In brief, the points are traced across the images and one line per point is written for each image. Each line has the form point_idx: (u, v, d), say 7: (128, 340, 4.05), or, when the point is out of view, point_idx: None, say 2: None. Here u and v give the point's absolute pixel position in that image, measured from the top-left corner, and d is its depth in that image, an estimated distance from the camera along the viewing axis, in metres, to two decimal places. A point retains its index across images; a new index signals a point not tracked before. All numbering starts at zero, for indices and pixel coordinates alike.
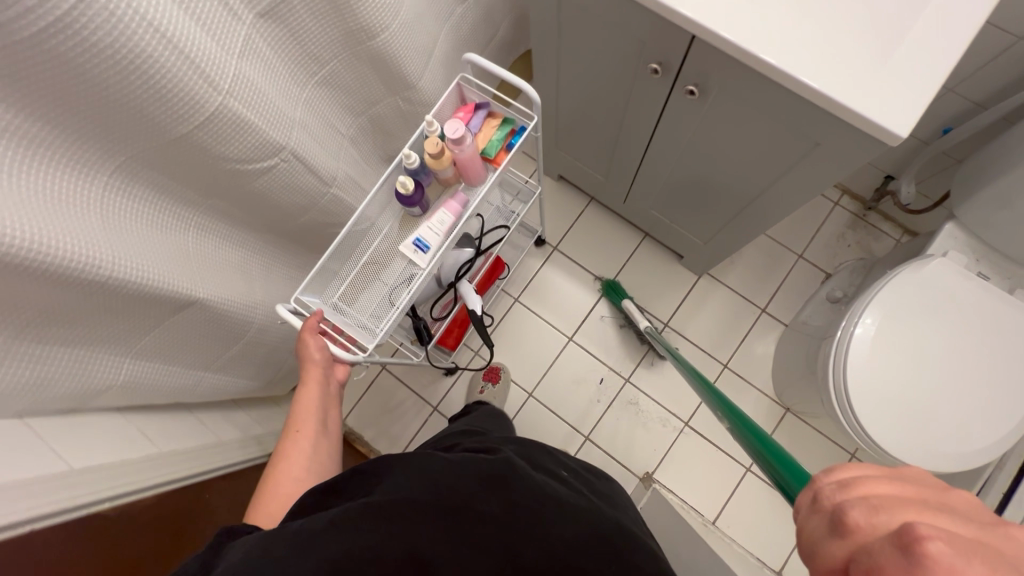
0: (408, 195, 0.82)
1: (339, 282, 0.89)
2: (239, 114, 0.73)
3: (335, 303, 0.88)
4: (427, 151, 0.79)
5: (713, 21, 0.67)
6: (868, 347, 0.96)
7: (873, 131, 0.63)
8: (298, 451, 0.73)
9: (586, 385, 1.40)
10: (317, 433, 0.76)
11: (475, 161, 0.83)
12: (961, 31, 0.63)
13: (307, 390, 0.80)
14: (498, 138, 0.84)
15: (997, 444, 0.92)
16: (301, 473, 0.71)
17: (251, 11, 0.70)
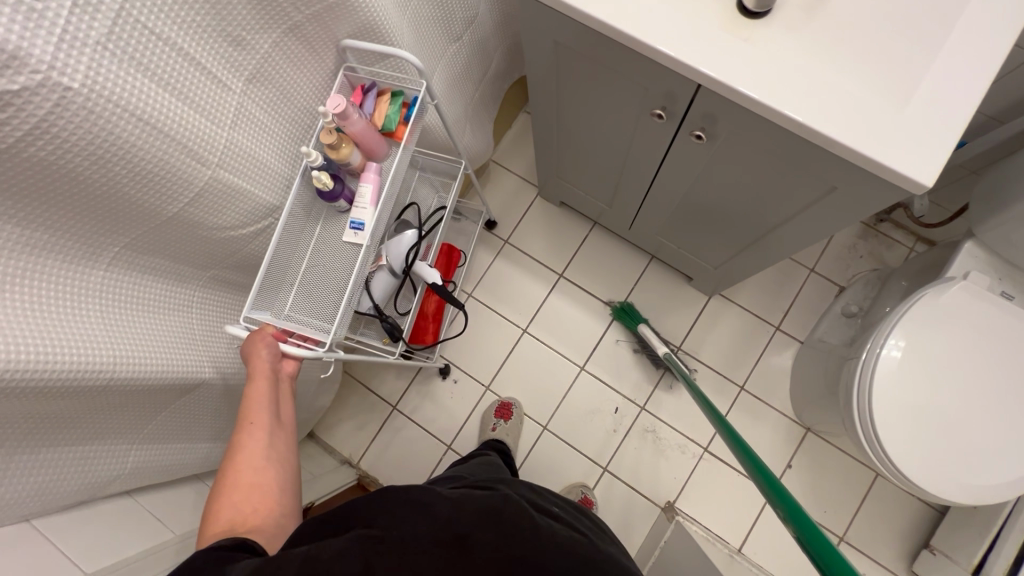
0: (329, 190, 0.75)
1: (288, 288, 0.79)
2: (231, 185, 0.69)
3: (287, 315, 0.77)
4: (323, 143, 0.73)
5: (719, 72, 0.64)
6: (894, 368, 0.93)
7: (895, 180, 0.60)
8: (251, 453, 0.61)
9: (602, 414, 1.37)
10: (272, 423, 0.65)
11: (373, 136, 0.76)
12: (983, 68, 0.60)
13: (256, 389, 0.67)
14: (393, 112, 0.77)
15: (1012, 482, 0.89)
16: (263, 467, 0.60)
17: (240, 79, 0.66)
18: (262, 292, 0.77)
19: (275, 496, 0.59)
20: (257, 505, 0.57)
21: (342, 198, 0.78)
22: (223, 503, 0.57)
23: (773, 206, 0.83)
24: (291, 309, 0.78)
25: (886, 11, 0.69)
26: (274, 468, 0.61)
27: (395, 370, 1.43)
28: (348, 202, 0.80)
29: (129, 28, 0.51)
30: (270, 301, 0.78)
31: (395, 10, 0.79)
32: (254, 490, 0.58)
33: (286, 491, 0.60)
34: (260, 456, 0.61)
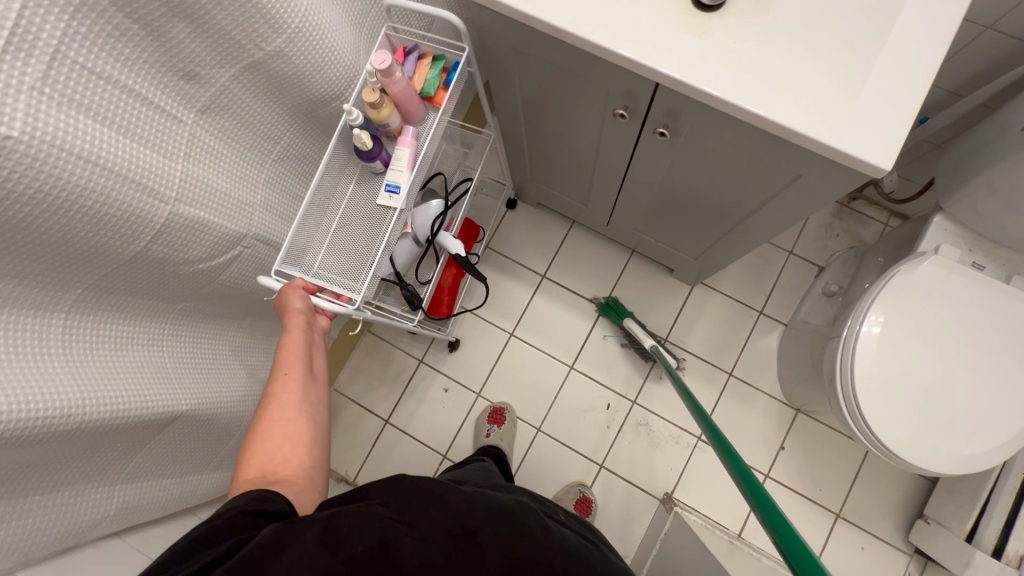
0: (368, 149, 0.75)
1: (316, 248, 0.78)
2: (192, 219, 0.68)
3: (316, 271, 0.77)
4: (365, 101, 0.72)
5: (676, 71, 0.64)
6: (874, 344, 0.94)
7: (855, 166, 0.61)
8: (287, 397, 0.62)
9: (595, 411, 1.37)
10: (305, 376, 0.65)
11: (413, 98, 0.76)
12: (933, 46, 0.61)
13: (290, 340, 0.67)
14: (433, 76, 0.78)
15: (997, 450, 0.90)
16: (294, 419, 0.61)
17: (192, 110, 0.65)
18: (293, 247, 0.77)
19: (307, 448, 0.59)
20: (294, 450, 0.58)
21: (380, 160, 0.77)
22: (257, 451, 0.58)
23: (744, 195, 0.84)
24: (321, 267, 0.77)
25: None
26: (306, 420, 0.61)
27: (385, 384, 1.42)
28: (385, 164, 0.79)
29: (67, 69, 0.50)
30: (301, 255, 0.78)
31: (347, 30, 0.79)
32: (289, 437, 0.59)
33: (318, 442, 0.61)
34: (293, 407, 0.61)
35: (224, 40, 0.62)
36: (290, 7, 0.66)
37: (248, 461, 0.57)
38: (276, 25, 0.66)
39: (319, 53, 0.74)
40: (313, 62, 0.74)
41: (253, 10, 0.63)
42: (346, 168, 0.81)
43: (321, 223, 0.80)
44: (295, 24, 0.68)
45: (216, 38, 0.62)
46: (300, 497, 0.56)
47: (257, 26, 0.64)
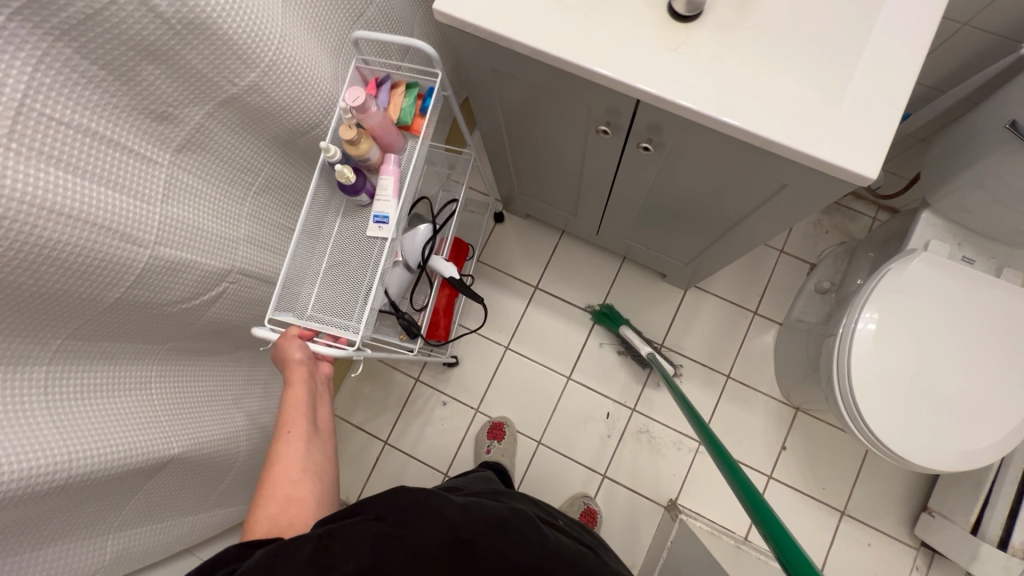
0: (351, 184, 0.74)
1: (309, 288, 0.77)
2: (174, 260, 0.67)
3: (310, 314, 0.76)
4: (343, 138, 0.71)
5: (656, 87, 0.64)
6: (871, 340, 0.94)
7: (841, 176, 0.61)
8: (291, 457, 0.60)
9: (594, 421, 1.36)
10: (308, 431, 0.63)
11: (391, 129, 0.75)
12: (915, 52, 0.61)
13: (292, 393, 0.66)
14: (409, 105, 0.76)
15: (995, 446, 0.90)
16: (298, 480, 0.59)
17: (167, 150, 0.63)
18: (285, 292, 0.76)
19: (312, 509, 0.58)
20: (300, 512, 0.57)
21: (364, 192, 0.76)
22: (261, 514, 0.56)
23: (731, 203, 0.83)
24: (315, 309, 0.76)
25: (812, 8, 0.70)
26: (311, 480, 0.60)
27: (382, 405, 1.41)
28: (370, 196, 0.78)
29: (33, 122, 0.49)
30: (295, 299, 0.77)
31: (321, 58, 0.78)
32: (294, 498, 0.58)
33: (323, 500, 0.59)
34: (298, 465, 0.60)
35: (195, 78, 0.61)
36: (260, 40, 0.65)
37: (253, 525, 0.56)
38: (247, 59, 0.65)
39: (293, 83, 0.73)
40: (287, 93, 0.73)
41: (223, 45, 0.61)
42: (331, 203, 0.80)
43: (312, 260, 0.79)
44: (266, 57, 0.67)
45: (186, 76, 0.60)
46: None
47: (228, 61, 0.63)
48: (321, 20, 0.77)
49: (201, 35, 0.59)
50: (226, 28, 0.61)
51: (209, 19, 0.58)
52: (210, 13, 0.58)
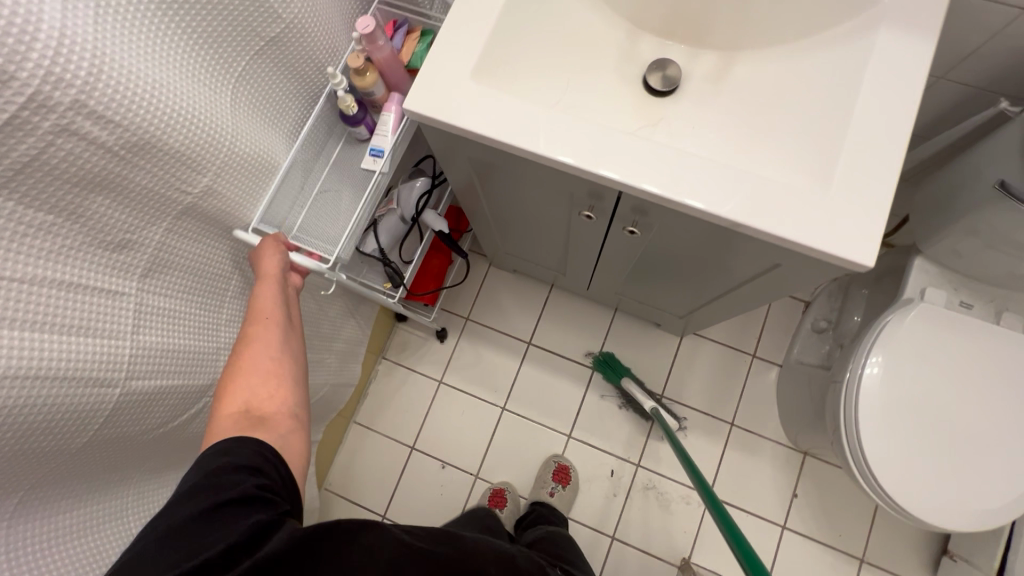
0: (351, 115, 0.76)
1: (298, 210, 0.78)
2: (148, 389, 0.63)
3: (296, 232, 0.76)
4: (350, 66, 0.72)
5: (622, 175, 0.62)
6: (877, 390, 0.92)
7: (837, 264, 0.59)
8: (262, 343, 0.60)
9: (598, 480, 1.32)
10: (284, 321, 0.63)
11: (399, 70, 0.77)
12: (899, 127, 0.59)
13: (262, 291, 0.65)
14: (421, 51, 0.79)
15: (1009, 504, 0.87)
16: (275, 367, 0.59)
17: (132, 278, 0.60)
18: (274, 210, 0.76)
19: (289, 393, 0.57)
20: (272, 392, 0.57)
21: (364, 125, 0.78)
22: (233, 392, 0.56)
23: (723, 271, 0.81)
24: (300, 231, 0.76)
25: (789, 89, 0.70)
26: (285, 366, 0.59)
27: (379, 477, 1.36)
28: (369, 130, 0.79)
29: None
30: (279, 218, 0.76)
31: (278, 147, 0.76)
32: (265, 381, 0.57)
33: (298, 384, 0.59)
34: (268, 352, 0.59)
35: (148, 200, 0.58)
36: (210, 146, 0.63)
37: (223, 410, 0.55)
38: (199, 167, 0.62)
39: (249, 177, 0.71)
40: (245, 188, 0.71)
41: (173, 160, 0.59)
42: None
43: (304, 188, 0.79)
44: (218, 160, 0.65)
45: (139, 201, 0.57)
46: (289, 438, 0.53)
47: (181, 174, 0.61)
48: (280, 111, 0.75)
49: (149, 156, 0.56)
50: (175, 144, 0.58)
51: (154, 139, 0.56)
52: (155, 132, 0.56)
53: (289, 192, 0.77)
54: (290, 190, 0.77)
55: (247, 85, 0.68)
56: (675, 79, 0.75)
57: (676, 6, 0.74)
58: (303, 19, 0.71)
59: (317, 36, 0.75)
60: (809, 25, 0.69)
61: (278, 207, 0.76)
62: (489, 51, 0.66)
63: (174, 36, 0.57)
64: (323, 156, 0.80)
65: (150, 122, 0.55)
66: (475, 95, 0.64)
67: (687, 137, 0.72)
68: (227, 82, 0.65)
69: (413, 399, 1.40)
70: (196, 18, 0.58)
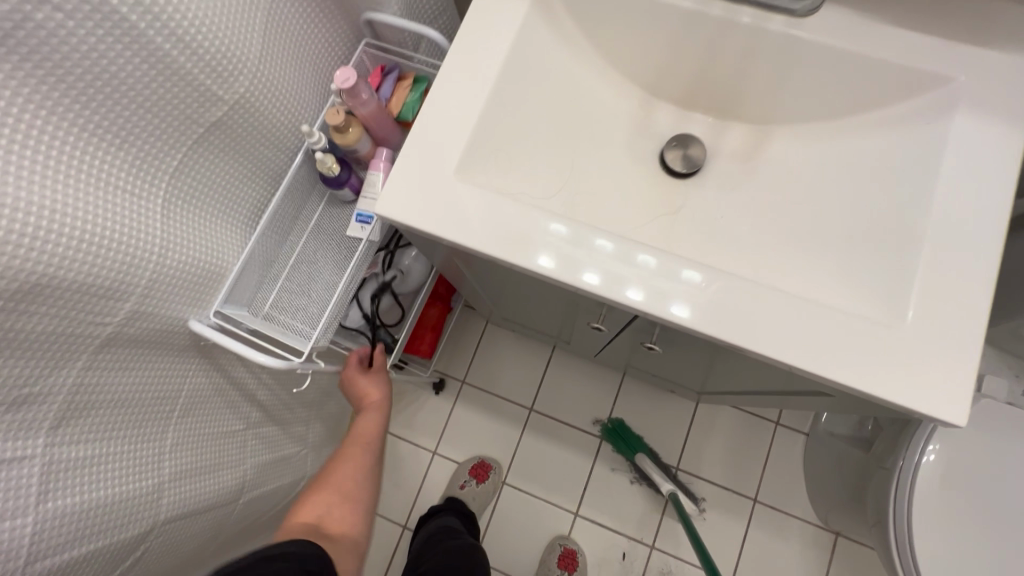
0: (334, 176, 0.64)
1: (271, 284, 0.67)
2: (58, 564, 0.51)
3: (265, 312, 0.66)
4: (329, 124, 0.61)
5: (646, 297, 0.49)
6: (931, 493, 0.80)
7: (915, 416, 0.47)
8: (341, 477, 0.68)
9: (609, 564, 1.20)
10: (370, 454, 0.73)
11: (387, 122, 0.65)
12: (984, 245, 0.47)
13: (365, 419, 0.76)
14: (414, 100, 0.67)
15: None
16: (337, 502, 0.65)
17: (38, 434, 0.48)
18: (241, 285, 0.64)
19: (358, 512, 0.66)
20: (331, 515, 0.64)
21: (349, 187, 0.66)
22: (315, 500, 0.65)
23: (756, 377, 0.69)
24: (272, 308, 0.66)
25: (838, 176, 0.58)
26: (349, 501, 0.66)
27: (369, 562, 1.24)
28: (355, 191, 0.68)
29: None
30: (250, 296, 0.66)
31: (228, 240, 0.63)
32: (335, 502, 0.65)
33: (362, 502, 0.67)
34: (340, 488, 0.67)
35: (50, 343, 0.47)
36: (131, 264, 0.51)
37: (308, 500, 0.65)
38: (116, 292, 0.50)
39: (193, 286, 0.59)
40: (186, 299, 0.58)
41: (81, 293, 0.47)
42: None
43: (280, 255, 0.68)
44: (144, 278, 0.53)
45: (33, 346, 0.45)
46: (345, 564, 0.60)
47: (92, 305, 0.49)
48: (229, 198, 0.62)
49: (44, 297, 0.44)
50: (79, 273, 0.46)
51: (50, 276, 0.44)
52: (50, 271, 0.44)
53: (247, 283, 0.65)
54: (248, 282, 0.65)
55: (186, 179, 0.56)
56: (697, 161, 0.64)
57: (699, 74, 0.63)
58: (253, 95, 0.58)
59: (273, 110, 0.62)
60: (861, 101, 0.58)
61: (248, 288, 0.66)
62: (474, 144, 0.55)
63: (69, 142, 0.44)
64: (295, 234, 0.69)
65: (39, 258, 0.43)
66: (459, 199, 0.53)
67: (713, 231, 0.61)
68: (154, 181, 0.53)
69: (405, 472, 1.28)
70: (91, 115, 0.45)
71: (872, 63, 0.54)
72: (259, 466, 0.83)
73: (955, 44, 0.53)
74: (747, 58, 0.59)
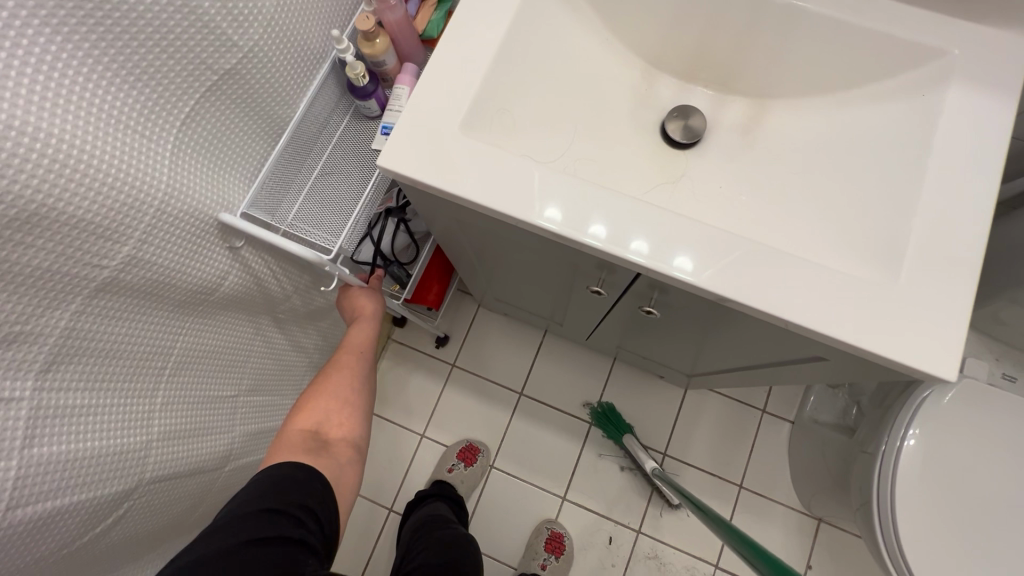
0: (361, 86, 0.63)
1: (296, 192, 0.65)
2: (42, 515, 0.50)
3: (290, 221, 0.63)
4: (359, 29, 0.60)
5: (651, 252, 0.50)
6: (917, 473, 0.81)
7: (910, 375, 0.48)
8: (335, 387, 0.69)
9: (595, 548, 1.20)
10: (367, 366, 0.74)
11: (412, 37, 0.66)
12: (979, 209, 0.48)
13: (359, 328, 0.75)
14: (439, 18, 0.69)
15: None
16: (335, 411, 0.67)
17: (28, 377, 0.47)
18: (267, 192, 0.63)
19: (354, 420, 0.68)
20: (324, 425, 0.65)
21: (376, 100, 0.65)
22: (309, 411, 0.66)
23: (747, 350, 0.69)
24: (296, 217, 0.64)
25: (835, 148, 0.60)
26: (348, 407, 0.68)
27: (353, 546, 1.22)
28: (380, 106, 0.67)
29: None
30: (278, 202, 0.64)
31: (231, 194, 0.62)
32: (328, 412, 0.67)
33: (356, 413, 0.69)
34: (333, 398, 0.68)
35: (48, 282, 0.45)
36: (130, 206, 0.50)
37: (302, 412, 0.66)
38: (114, 234, 0.49)
39: (191, 238, 0.57)
40: (186, 251, 0.57)
41: (79, 231, 0.46)
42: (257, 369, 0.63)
43: (302, 169, 0.67)
44: (143, 222, 0.52)
45: (34, 285, 0.44)
46: (342, 472, 0.62)
47: (90, 245, 0.47)
48: (237, 153, 0.62)
49: (44, 230, 0.43)
50: (76, 208, 0.45)
51: (50, 208, 0.43)
52: (52, 202, 0.43)
53: (266, 194, 0.64)
54: (263, 198, 0.63)
55: (195, 128, 0.55)
56: (698, 131, 0.65)
57: (703, 46, 0.64)
58: (264, 46, 0.58)
59: (281, 62, 0.61)
60: (861, 78, 0.59)
61: (273, 195, 0.64)
62: (482, 100, 0.55)
63: (94, 80, 0.44)
64: (316, 153, 0.68)
65: (37, 192, 0.42)
66: (473, 155, 0.52)
67: (713, 200, 0.62)
68: (163, 126, 0.52)
69: (393, 455, 1.27)
70: (112, 51, 0.45)
71: (873, 37, 0.56)
72: (247, 436, 0.82)
73: (953, 21, 0.55)
74: (753, 30, 0.60)
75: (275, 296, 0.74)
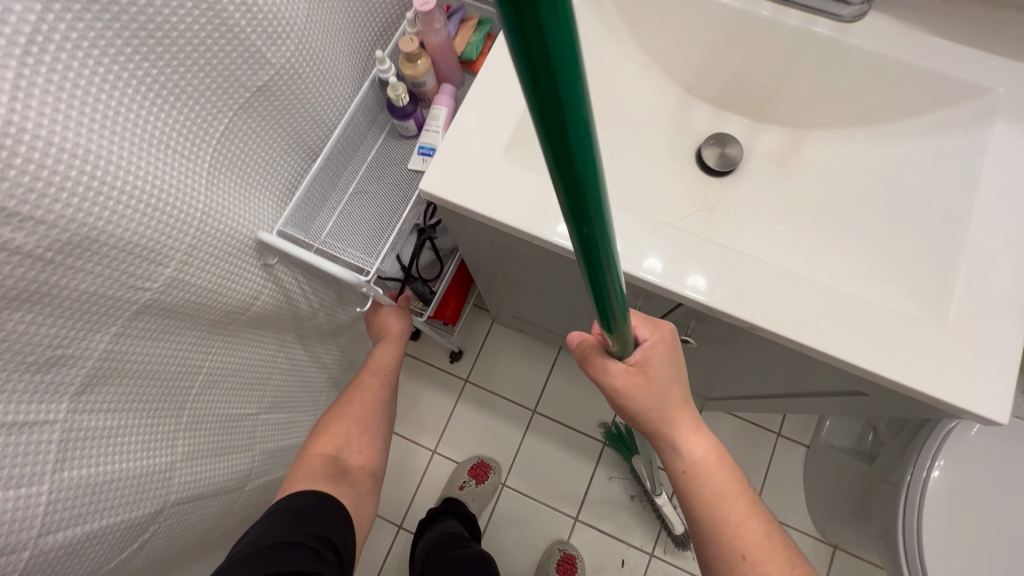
0: (401, 106, 0.63)
1: (330, 210, 0.65)
2: (71, 538, 0.49)
3: (323, 239, 0.63)
4: (402, 50, 0.61)
5: (665, 271, 0.50)
6: (941, 504, 0.80)
7: (955, 413, 0.47)
8: (356, 409, 0.69)
9: (607, 570, 1.18)
10: (388, 389, 0.74)
11: (451, 59, 0.66)
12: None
13: (384, 348, 0.76)
14: (477, 40, 0.68)
15: None
16: (356, 434, 0.68)
17: (63, 399, 0.46)
18: (303, 208, 0.63)
19: (373, 446, 0.68)
20: (343, 449, 0.65)
21: (414, 119, 0.65)
22: (329, 433, 0.66)
23: (780, 381, 0.69)
24: (330, 235, 0.64)
25: (875, 181, 0.59)
26: (369, 431, 0.69)
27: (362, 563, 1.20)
28: (418, 126, 0.67)
29: None
30: (313, 218, 0.64)
31: (265, 211, 0.62)
32: (349, 436, 0.67)
33: (376, 439, 0.69)
34: (354, 421, 0.68)
35: (87, 304, 0.45)
36: (171, 226, 0.49)
37: (323, 433, 0.66)
38: (156, 255, 0.49)
39: (228, 258, 0.57)
40: (224, 271, 0.57)
41: (121, 252, 0.45)
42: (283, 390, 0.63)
43: (336, 187, 0.67)
44: (184, 242, 0.51)
45: (74, 307, 0.44)
46: (361, 500, 0.62)
47: (132, 266, 0.47)
48: (267, 169, 0.61)
49: (86, 252, 0.43)
50: (119, 231, 0.45)
51: (92, 232, 0.42)
52: (92, 224, 0.42)
53: (303, 211, 0.63)
54: (298, 217, 0.63)
55: (230, 147, 0.55)
56: (733, 159, 0.65)
57: (740, 75, 0.64)
58: (297, 63, 0.57)
59: (313, 80, 0.61)
60: (899, 112, 0.59)
61: (308, 212, 0.64)
62: (524, 126, 0.55)
63: (138, 98, 0.44)
64: (349, 170, 0.67)
65: (81, 215, 0.41)
66: (516, 179, 0.52)
67: (750, 229, 0.61)
68: (202, 147, 0.51)
69: (404, 472, 1.25)
70: (154, 71, 0.45)
71: (913, 71, 0.56)
72: (268, 455, 0.80)
73: (994, 58, 0.55)
74: (790, 61, 0.60)
75: (302, 313, 0.74)
